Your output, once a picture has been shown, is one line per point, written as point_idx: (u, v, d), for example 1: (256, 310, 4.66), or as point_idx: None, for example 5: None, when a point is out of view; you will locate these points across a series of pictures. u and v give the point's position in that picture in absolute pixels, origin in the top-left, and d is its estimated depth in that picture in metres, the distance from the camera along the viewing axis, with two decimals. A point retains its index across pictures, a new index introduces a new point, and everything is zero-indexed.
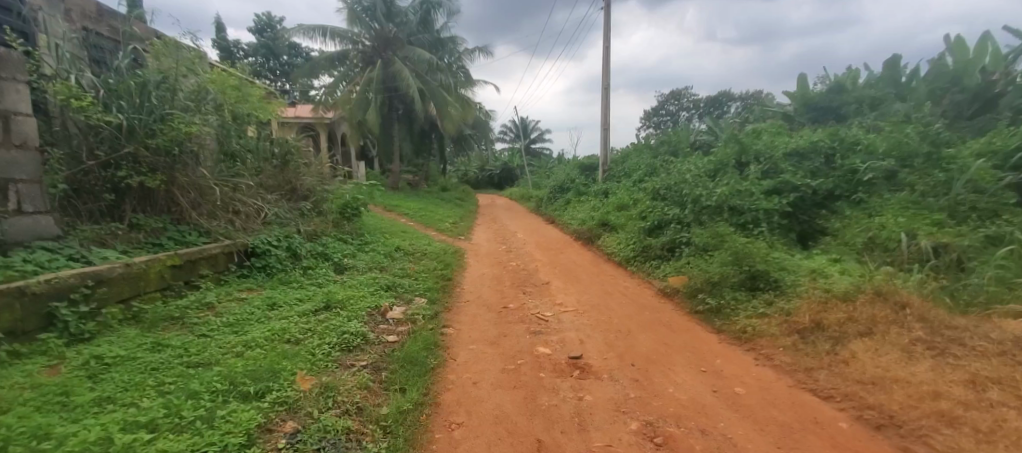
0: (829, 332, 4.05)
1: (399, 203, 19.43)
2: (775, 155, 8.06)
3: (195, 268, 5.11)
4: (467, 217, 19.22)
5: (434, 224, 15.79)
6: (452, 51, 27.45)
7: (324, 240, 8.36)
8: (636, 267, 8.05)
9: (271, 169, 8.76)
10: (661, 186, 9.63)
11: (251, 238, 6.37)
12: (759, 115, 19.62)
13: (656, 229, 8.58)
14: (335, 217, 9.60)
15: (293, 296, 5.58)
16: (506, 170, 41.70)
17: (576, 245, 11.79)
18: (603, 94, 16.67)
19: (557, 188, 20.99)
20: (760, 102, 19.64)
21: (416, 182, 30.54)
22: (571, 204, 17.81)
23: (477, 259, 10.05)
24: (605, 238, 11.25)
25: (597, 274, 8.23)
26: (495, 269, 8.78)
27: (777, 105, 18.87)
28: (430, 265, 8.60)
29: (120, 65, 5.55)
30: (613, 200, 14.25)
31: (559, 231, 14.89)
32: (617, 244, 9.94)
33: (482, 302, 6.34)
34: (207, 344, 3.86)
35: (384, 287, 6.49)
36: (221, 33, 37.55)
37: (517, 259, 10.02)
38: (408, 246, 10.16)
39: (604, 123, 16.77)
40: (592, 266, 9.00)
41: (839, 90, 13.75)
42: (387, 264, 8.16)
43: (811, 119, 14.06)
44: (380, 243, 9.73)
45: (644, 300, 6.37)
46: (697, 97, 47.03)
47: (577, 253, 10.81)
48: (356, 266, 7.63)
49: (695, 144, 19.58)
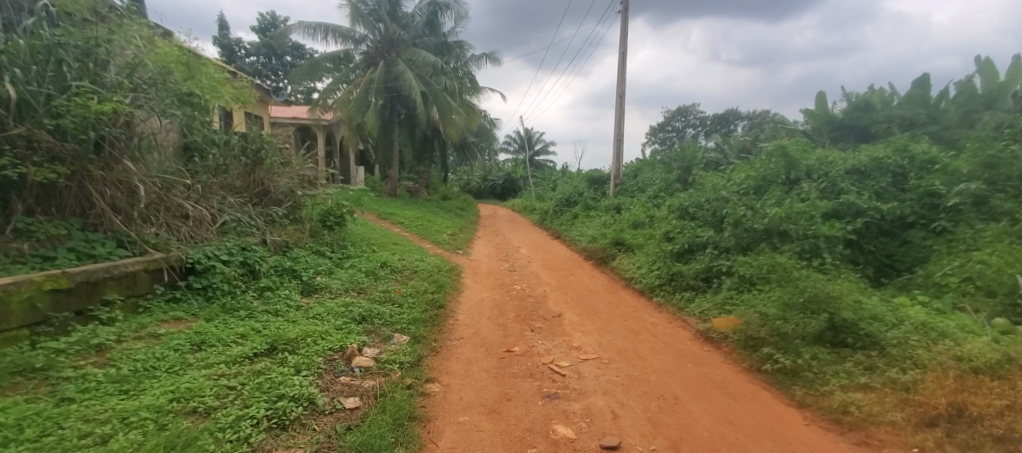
0: (988, 429, 2.73)
1: (395, 211, 18.18)
2: (832, 173, 6.77)
3: (97, 291, 3.91)
4: (467, 229, 17.98)
5: (430, 236, 14.52)
6: (459, 56, 26.45)
7: (295, 251, 7.08)
8: (664, 298, 6.73)
9: (239, 166, 7.48)
10: (689, 203, 8.34)
11: (190, 250, 5.11)
12: (775, 133, 18.53)
13: (686, 253, 7.27)
14: (312, 225, 8.31)
15: (233, 331, 4.29)
16: (508, 182, 40.48)
17: (587, 266, 10.45)
18: (618, 103, 15.55)
19: (563, 201, 19.71)
20: (776, 120, 18.62)
21: (416, 188, 29.53)
22: (579, 220, 16.52)
23: (476, 279, 8.75)
24: (620, 259, 9.92)
25: (617, 304, 6.95)
26: (495, 294, 7.48)
27: (798, 123, 17.67)
28: (419, 287, 7.27)
29: (26, 27, 4.42)
30: (626, 218, 12.97)
31: (566, 249, 13.57)
32: (637, 267, 8.63)
33: (478, 341, 5.06)
34: (64, 420, 2.61)
35: (358, 317, 5.21)
36: (224, 31, 36.76)
37: (522, 281, 8.72)
38: (396, 261, 8.85)
39: (617, 134, 15.57)
40: (609, 294, 7.71)
41: (864, 110, 12.47)
42: (369, 285, 6.85)
43: (833, 139, 12.84)
44: (364, 257, 8.41)
45: (681, 345, 5.08)
46: (705, 114, 46.06)
47: (590, 275, 9.52)
48: (330, 286, 6.34)
49: (706, 161, 18.57)
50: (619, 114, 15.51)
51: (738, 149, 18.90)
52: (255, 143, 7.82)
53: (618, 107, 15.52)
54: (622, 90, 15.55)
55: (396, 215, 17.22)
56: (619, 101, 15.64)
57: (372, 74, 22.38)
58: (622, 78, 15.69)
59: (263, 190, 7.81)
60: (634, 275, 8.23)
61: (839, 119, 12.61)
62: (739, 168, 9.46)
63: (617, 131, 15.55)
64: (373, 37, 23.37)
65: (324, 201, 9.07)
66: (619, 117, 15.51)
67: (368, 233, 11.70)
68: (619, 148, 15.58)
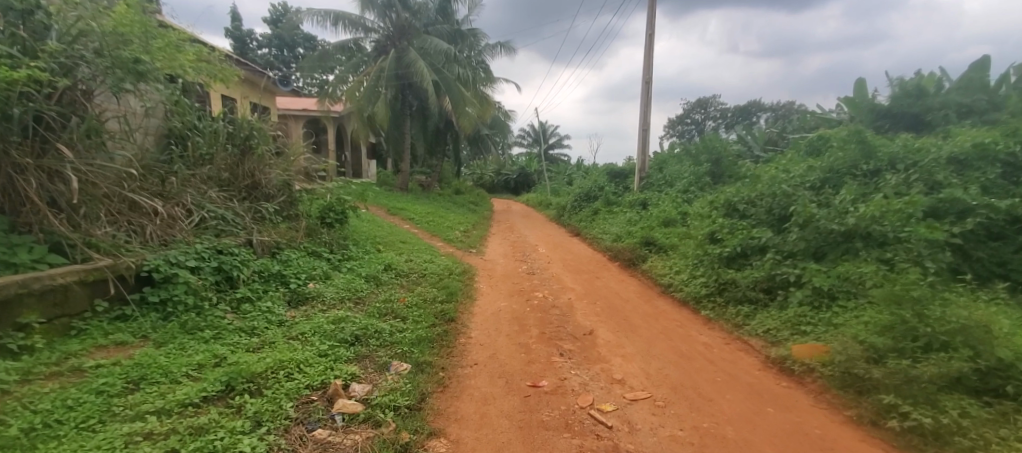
0: None
1: (405, 206, 17.36)
2: (924, 162, 5.58)
3: (8, 310, 3.15)
4: (481, 225, 17.06)
5: (442, 233, 13.63)
6: (472, 45, 25.43)
7: (286, 253, 6.22)
8: (714, 311, 5.71)
9: (226, 156, 6.61)
10: (738, 198, 7.24)
11: (147, 255, 4.23)
12: (813, 123, 17.12)
13: (739, 258, 6.20)
14: (308, 222, 7.43)
15: (187, 360, 3.39)
16: (522, 176, 39.42)
17: (615, 268, 9.40)
18: (644, 90, 14.41)
19: (582, 196, 18.65)
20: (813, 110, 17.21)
21: (429, 182, 28.74)
22: (599, 216, 15.44)
23: (491, 284, 7.81)
24: (653, 261, 8.88)
25: (656, 317, 5.96)
26: (514, 303, 6.50)
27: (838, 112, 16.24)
28: (428, 295, 6.36)
29: None
30: (653, 215, 11.89)
31: (588, 248, 12.52)
32: (674, 271, 7.58)
33: (495, 370, 4.10)
34: None
35: (350, 336, 4.30)
36: (236, 23, 36.32)
37: (543, 286, 7.74)
38: (401, 262, 7.95)
39: (643, 123, 14.43)
40: (645, 303, 6.72)
41: (916, 96, 11.05)
42: (369, 292, 5.94)
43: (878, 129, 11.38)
44: (367, 258, 7.52)
45: (750, 378, 4.06)
46: (726, 106, 44.27)
47: (619, 278, 8.52)
48: (323, 295, 5.46)
49: (736, 154, 17.29)
50: (645, 101, 14.35)
51: (762, 140, 18.54)
52: (245, 129, 6.91)
53: (644, 93, 14.36)
54: (648, 77, 14.40)
55: (407, 210, 16.35)
56: (644, 87, 14.50)
57: (383, 64, 21.49)
58: (649, 62, 14.54)
59: (253, 182, 6.93)
60: (673, 280, 7.18)
61: (887, 106, 11.17)
62: (790, 159, 8.33)
63: (643, 120, 14.40)
64: (384, 24, 22.44)
65: (323, 195, 8.19)
66: (645, 104, 14.35)
67: (374, 230, 10.83)
68: (644, 139, 14.45)
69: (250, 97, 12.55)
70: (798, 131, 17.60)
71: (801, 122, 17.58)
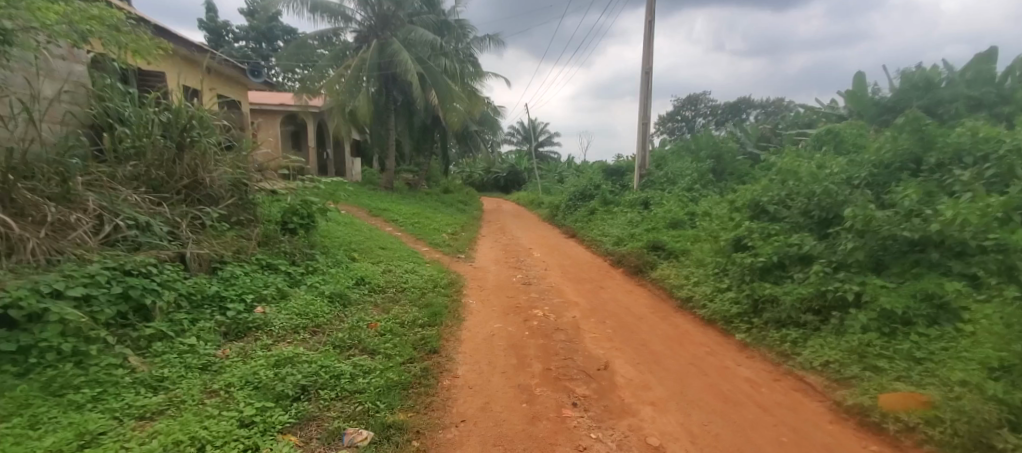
0: None
1: (389, 207, 16.21)
2: (999, 155, 4.68)
3: None
4: (471, 227, 16.03)
5: (428, 236, 12.55)
6: (459, 37, 24.33)
7: (230, 268, 5.11)
8: (750, 335, 4.76)
9: (158, 151, 5.47)
10: (766, 198, 6.27)
11: (8, 284, 3.12)
12: (817, 118, 16.33)
13: (775, 269, 5.24)
14: (265, 228, 6.32)
15: (32, 445, 2.29)
16: (512, 174, 38.32)
17: (620, 277, 8.42)
18: (644, 82, 13.49)
19: (577, 194, 17.65)
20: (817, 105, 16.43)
21: (416, 181, 27.61)
22: (597, 217, 14.47)
23: (482, 299, 6.76)
24: (664, 268, 7.91)
25: (680, 342, 4.99)
26: (510, 325, 5.46)
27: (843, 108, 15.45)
28: (405, 318, 5.30)
29: None
30: (658, 216, 10.95)
31: (587, 252, 11.54)
32: (691, 281, 6.62)
33: (489, 431, 3.06)
34: None
35: (295, 388, 3.21)
36: (212, 14, 34.66)
37: (542, 300, 6.73)
38: (378, 274, 6.88)
39: (643, 117, 13.48)
40: (663, 323, 5.75)
41: (924, 88, 10.16)
42: (331, 317, 4.87)
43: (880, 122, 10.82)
44: (336, 272, 6.43)
45: (824, 437, 3.07)
46: (716, 102, 43.73)
47: (625, 289, 7.57)
48: (271, 323, 4.37)
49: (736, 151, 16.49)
50: (645, 94, 13.40)
51: (755, 138, 18.03)
52: (184, 118, 5.72)
53: (644, 85, 13.41)
54: (647, 68, 13.49)
55: (390, 212, 15.20)
56: (643, 78, 13.58)
57: (364, 55, 20.25)
58: (648, 51, 13.61)
59: (195, 181, 5.80)
60: (693, 292, 6.21)
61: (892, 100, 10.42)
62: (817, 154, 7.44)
63: (643, 113, 13.45)
64: (365, 14, 21.18)
65: (287, 196, 7.08)
66: (645, 96, 13.41)
67: (352, 235, 9.71)
68: (645, 133, 13.51)
69: (197, 83, 11.10)
70: (800, 127, 16.84)
71: (796, 119, 17.22)
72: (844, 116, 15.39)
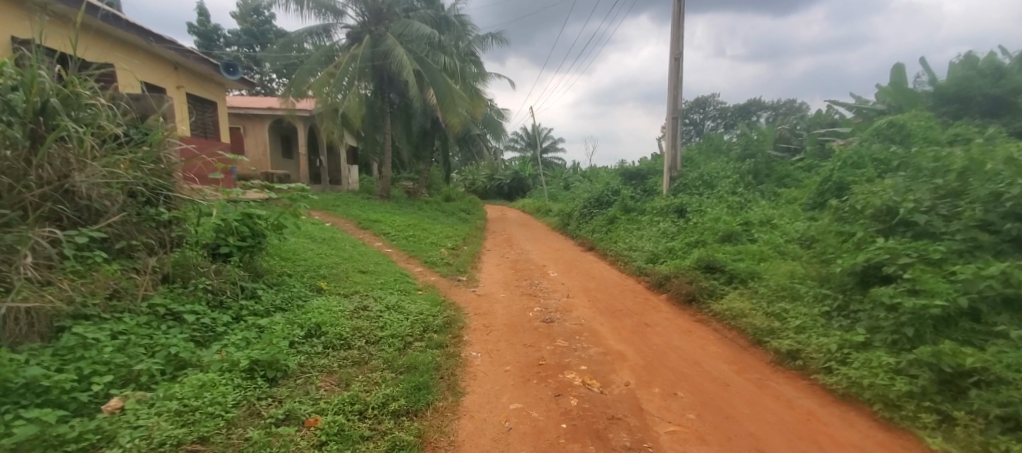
0: None
1: (382, 217, 14.36)
2: None
3: None
4: (474, 239, 14.08)
5: (423, 252, 10.60)
6: (458, 33, 22.51)
7: (82, 331, 3.21)
8: (953, 441, 2.77)
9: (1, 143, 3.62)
10: (905, 206, 4.36)
11: None
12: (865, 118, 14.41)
13: (963, 321, 3.37)
14: (182, 258, 4.46)
15: None
16: (517, 181, 36.42)
17: (668, 309, 6.48)
18: (672, 70, 11.59)
19: (592, 201, 15.71)
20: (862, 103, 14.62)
21: (415, 188, 25.82)
22: (619, 226, 12.55)
23: (489, 353, 4.80)
24: (731, 299, 5.93)
25: (819, 444, 3.00)
26: (533, 409, 3.51)
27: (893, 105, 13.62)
28: (368, 403, 3.33)
29: None
30: (700, 228, 9.03)
31: (613, 271, 9.61)
32: (783, 323, 4.69)
33: None
34: None
35: None
36: (202, 18, 33.15)
37: (575, 352, 4.75)
38: (344, 316, 4.95)
39: (671, 110, 11.60)
40: (766, 397, 3.75)
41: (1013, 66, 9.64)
42: (239, 412, 2.91)
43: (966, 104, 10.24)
44: (280, 318, 4.51)
45: None
46: (726, 105, 41.56)
47: (680, 331, 5.60)
48: (109, 442, 2.43)
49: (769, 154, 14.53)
50: (674, 83, 11.52)
51: (771, 138, 16.25)
52: (41, 94, 3.79)
53: (673, 72, 11.54)
54: (674, 56, 11.61)
55: (382, 224, 13.29)
56: (671, 65, 11.71)
57: (356, 51, 18.41)
58: (677, 34, 11.76)
59: (67, 189, 3.95)
60: (798, 342, 4.25)
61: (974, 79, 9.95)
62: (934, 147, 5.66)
63: (672, 107, 11.56)
64: (356, 8, 19.45)
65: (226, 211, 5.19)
66: (674, 86, 11.53)
67: (325, 255, 7.80)
68: (674, 130, 11.64)
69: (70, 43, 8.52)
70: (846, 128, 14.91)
71: (818, 120, 16.44)
72: (894, 110, 13.57)
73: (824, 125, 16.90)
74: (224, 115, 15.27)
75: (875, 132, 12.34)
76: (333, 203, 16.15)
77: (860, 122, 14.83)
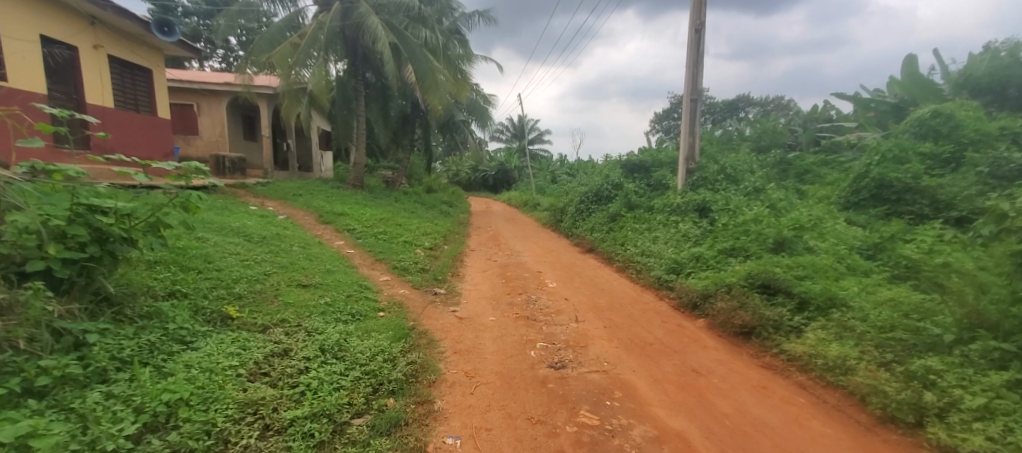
0: None
1: (349, 209, 12.37)
2: None
3: None
4: (455, 236, 12.19)
5: (393, 253, 8.68)
6: (442, 6, 20.43)
7: None
8: None
9: None
10: None
11: None
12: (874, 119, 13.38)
13: None
14: None
15: None
16: (501, 173, 34.49)
17: (717, 347, 4.76)
18: (692, 44, 9.85)
19: (589, 195, 13.95)
20: (865, 103, 13.69)
21: (393, 178, 23.65)
22: (623, 225, 10.85)
23: (474, 439, 2.98)
24: (818, 338, 4.20)
25: None
26: None
27: (901, 106, 12.77)
28: None
29: None
30: (734, 231, 7.37)
31: (624, 281, 7.92)
32: (929, 390, 3.08)
33: None
34: None
35: None
36: None
37: (611, 440, 2.97)
38: (237, 375, 3.06)
39: (689, 91, 9.95)
40: None
41: None
42: None
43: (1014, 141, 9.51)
44: (110, 394, 2.60)
45: None
46: (714, 101, 40.30)
47: (748, 387, 3.87)
48: None
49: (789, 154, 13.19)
50: (693, 59, 9.82)
51: (776, 133, 14.59)
52: None
53: (693, 45, 9.79)
54: (695, 26, 9.85)
55: (348, 217, 11.27)
56: (690, 38, 9.95)
57: (324, 19, 16.07)
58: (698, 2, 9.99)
59: None
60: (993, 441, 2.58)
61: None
62: None
63: (691, 87, 9.87)
64: None
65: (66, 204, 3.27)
66: (693, 63, 9.82)
67: (252, 261, 5.80)
68: (693, 114, 9.95)
69: None
70: (852, 130, 13.94)
71: (813, 115, 15.61)
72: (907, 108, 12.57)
73: (822, 121, 15.40)
74: (162, 87, 12.93)
75: (916, 122, 10.92)
76: (295, 192, 14.06)
77: (870, 116, 13.58)
